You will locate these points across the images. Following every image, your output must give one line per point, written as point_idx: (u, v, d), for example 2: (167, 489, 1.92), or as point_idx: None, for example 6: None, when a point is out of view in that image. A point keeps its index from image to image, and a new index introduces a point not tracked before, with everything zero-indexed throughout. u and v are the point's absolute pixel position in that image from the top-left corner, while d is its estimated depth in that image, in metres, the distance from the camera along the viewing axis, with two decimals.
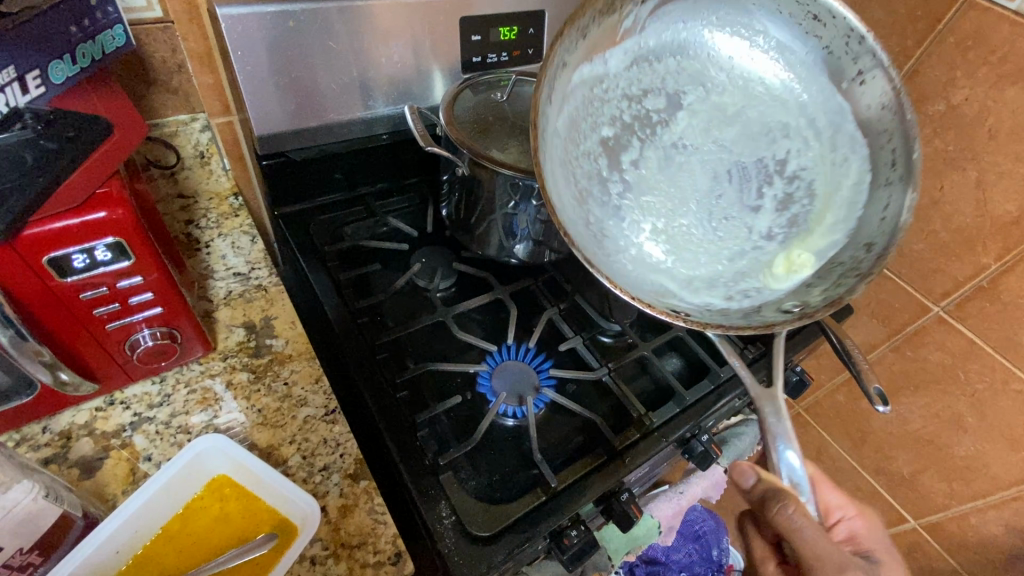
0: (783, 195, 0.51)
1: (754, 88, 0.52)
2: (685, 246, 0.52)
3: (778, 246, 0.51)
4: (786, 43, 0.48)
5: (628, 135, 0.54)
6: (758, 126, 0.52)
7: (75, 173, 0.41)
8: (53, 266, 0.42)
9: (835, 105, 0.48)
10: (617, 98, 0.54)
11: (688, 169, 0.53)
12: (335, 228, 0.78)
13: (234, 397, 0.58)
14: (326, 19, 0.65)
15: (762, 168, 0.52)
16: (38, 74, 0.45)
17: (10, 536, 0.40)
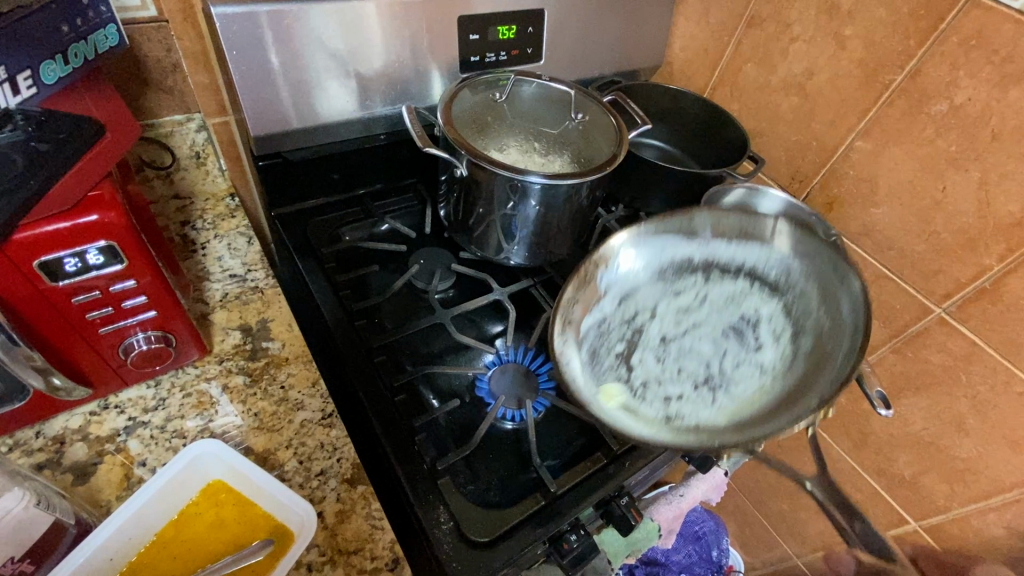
0: (766, 331, 0.59)
1: (700, 277, 0.62)
2: (728, 407, 0.54)
3: (788, 368, 0.56)
4: (705, 242, 0.62)
5: (633, 346, 0.60)
6: (722, 306, 0.61)
7: (67, 176, 0.40)
8: (44, 270, 0.41)
9: (772, 257, 0.61)
10: (610, 323, 0.60)
11: (690, 347, 0.60)
12: (332, 229, 0.77)
13: (230, 401, 0.57)
14: (322, 18, 0.64)
15: (739, 324, 0.60)
16: (30, 75, 0.45)
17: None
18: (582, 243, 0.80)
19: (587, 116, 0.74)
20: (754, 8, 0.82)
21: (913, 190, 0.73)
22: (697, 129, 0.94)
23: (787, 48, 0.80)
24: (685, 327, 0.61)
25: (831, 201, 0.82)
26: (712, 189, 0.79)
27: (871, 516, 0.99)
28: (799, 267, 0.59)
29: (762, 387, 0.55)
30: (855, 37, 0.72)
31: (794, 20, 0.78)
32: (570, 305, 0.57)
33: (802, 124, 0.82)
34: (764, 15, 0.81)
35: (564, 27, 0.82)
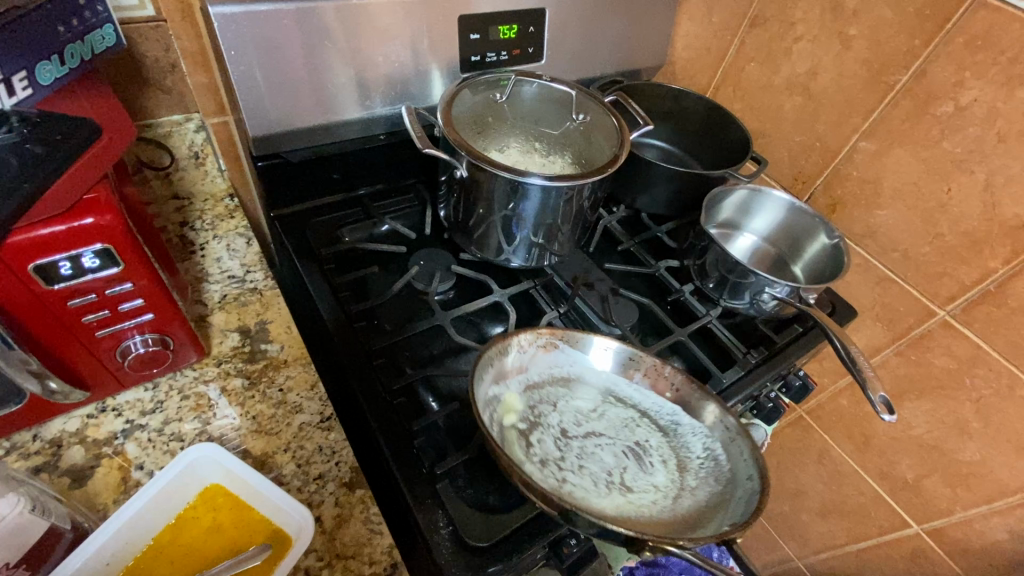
0: (658, 460, 0.58)
1: (604, 395, 0.63)
2: (623, 517, 0.52)
3: (681, 495, 0.55)
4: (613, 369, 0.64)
5: (530, 434, 0.57)
6: (619, 424, 0.61)
7: (62, 179, 0.40)
8: (40, 273, 0.41)
9: (666, 407, 0.62)
10: (511, 406, 0.58)
11: (587, 452, 0.57)
12: (332, 230, 0.77)
13: (229, 403, 0.57)
14: (321, 18, 0.63)
15: (638, 448, 0.59)
16: (25, 76, 0.44)
17: None
18: (583, 244, 0.80)
19: (589, 118, 0.73)
20: (758, 7, 0.82)
21: (917, 192, 0.72)
22: (698, 130, 0.93)
23: (791, 48, 0.80)
24: (582, 429, 0.59)
25: (834, 203, 0.81)
26: (715, 190, 0.78)
27: (872, 519, 0.99)
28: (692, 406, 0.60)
29: (659, 504, 0.54)
30: (860, 37, 0.72)
31: (798, 20, 0.77)
32: (486, 367, 0.55)
33: (806, 124, 0.81)
34: (768, 14, 0.81)
35: (566, 27, 0.81)
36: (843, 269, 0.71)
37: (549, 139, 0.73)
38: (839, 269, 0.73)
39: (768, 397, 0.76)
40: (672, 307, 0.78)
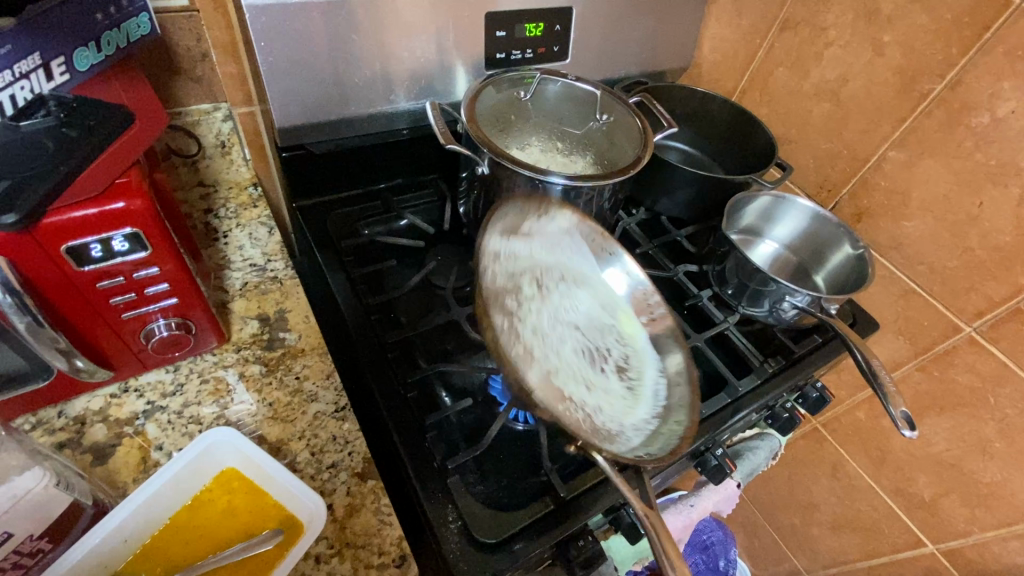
0: (616, 368, 0.63)
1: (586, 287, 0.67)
2: (573, 387, 0.60)
3: (607, 394, 0.61)
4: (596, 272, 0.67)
5: (518, 292, 0.65)
6: (575, 303, 0.67)
7: (94, 163, 0.41)
8: (71, 255, 0.42)
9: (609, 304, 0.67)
10: (513, 266, 0.66)
11: (554, 322, 0.65)
12: (352, 222, 0.77)
13: (246, 388, 0.58)
14: (351, 12, 0.64)
15: (599, 352, 0.64)
16: (64, 62, 0.46)
17: (21, 522, 0.40)
18: None
19: (612, 118, 0.72)
20: (789, 11, 0.80)
21: (947, 204, 0.70)
22: (722, 133, 0.92)
23: (821, 53, 0.78)
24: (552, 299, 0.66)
25: (860, 212, 0.80)
26: (737, 195, 0.77)
27: (886, 537, 0.97)
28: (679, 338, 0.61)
29: (590, 408, 0.57)
30: (894, 43, 0.70)
31: (830, 25, 0.76)
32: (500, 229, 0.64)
33: (833, 132, 0.80)
34: (799, 18, 0.79)
35: (593, 27, 0.81)
36: (867, 280, 0.70)
37: (571, 139, 0.72)
38: (863, 280, 0.71)
39: (783, 406, 0.76)
40: (689, 312, 0.77)
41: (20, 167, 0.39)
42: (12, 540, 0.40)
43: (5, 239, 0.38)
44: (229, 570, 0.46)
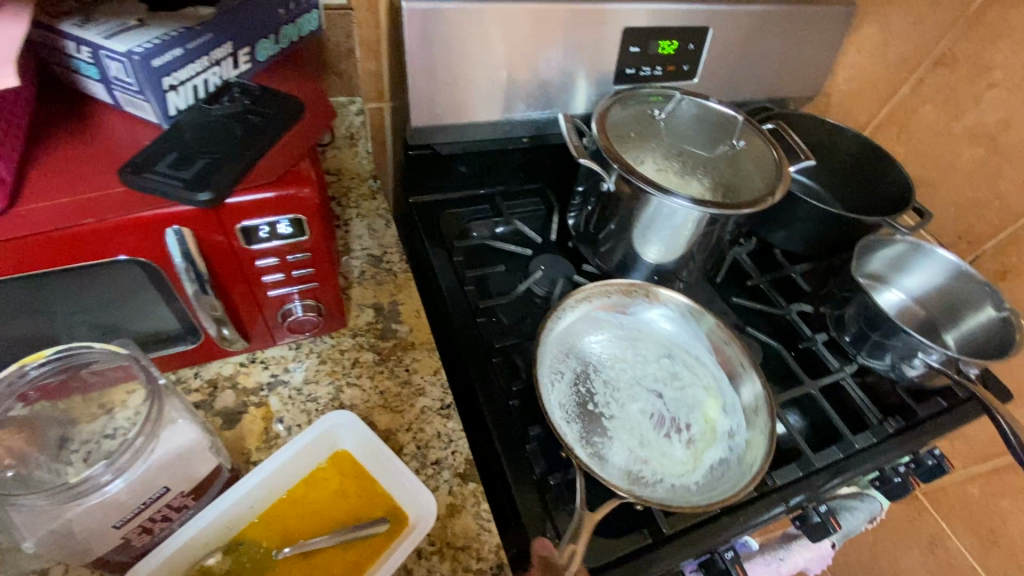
0: (686, 440, 0.61)
1: (669, 357, 0.67)
2: (627, 442, 0.59)
3: (665, 459, 0.59)
4: (687, 342, 0.68)
5: (596, 346, 0.66)
6: (661, 364, 0.66)
7: (272, 151, 0.44)
8: (242, 233, 0.44)
9: (692, 378, 0.66)
10: (598, 321, 0.67)
11: (630, 378, 0.64)
12: (462, 224, 0.78)
13: (359, 374, 0.60)
14: (497, 19, 0.66)
15: (671, 421, 0.62)
16: (248, 52, 0.49)
17: (175, 480, 0.42)
18: (710, 274, 0.77)
19: (741, 146, 0.70)
20: (945, 46, 0.75)
21: None
22: (848, 173, 0.87)
23: (982, 94, 0.73)
24: (630, 357, 0.66)
25: (1006, 270, 0.77)
26: (866, 239, 0.74)
27: None
28: (766, 435, 0.58)
29: (633, 457, 0.58)
30: None
31: (998, 64, 0.71)
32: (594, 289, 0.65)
33: (986, 179, 0.75)
34: (958, 55, 0.74)
35: (726, 48, 0.79)
36: (1013, 347, 0.64)
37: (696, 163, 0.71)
38: (1007, 346, 0.65)
39: (894, 470, 0.69)
40: (799, 354, 0.73)
41: (212, 148, 0.42)
42: (165, 495, 0.41)
43: (193, 214, 0.41)
44: (336, 552, 0.47)
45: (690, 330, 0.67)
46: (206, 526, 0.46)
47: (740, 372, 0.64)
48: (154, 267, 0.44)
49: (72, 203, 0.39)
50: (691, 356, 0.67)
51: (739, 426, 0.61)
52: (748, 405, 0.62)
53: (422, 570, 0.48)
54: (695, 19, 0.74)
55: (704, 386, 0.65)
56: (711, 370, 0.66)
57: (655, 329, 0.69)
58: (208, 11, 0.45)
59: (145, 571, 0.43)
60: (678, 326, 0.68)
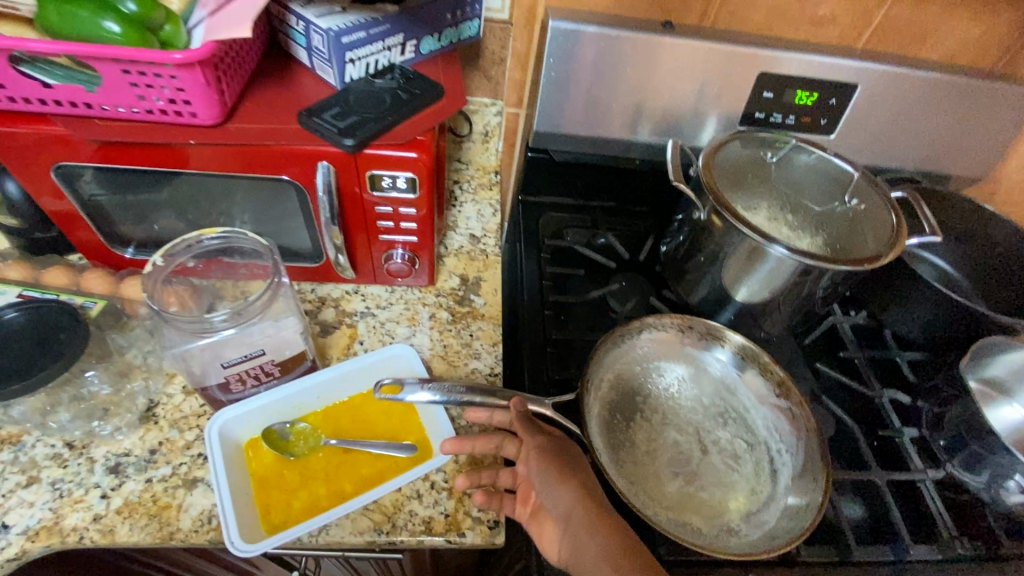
0: (689, 494, 0.56)
1: (739, 437, 0.61)
2: (638, 441, 0.59)
3: (660, 477, 0.57)
4: (771, 443, 0.61)
5: (682, 370, 0.64)
6: (734, 435, 0.61)
7: (406, 121, 0.54)
8: (370, 181, 0.55)
9: (745, 471, 0.59)
10: (700, 354, 0.65)
11: (693, 417, 0.62)
12: (558, 227, 0.84)
13: (431, 327, 0.69)
14: (635, 47, 0.71)
15: (693, 471, 0.58)
16: (415, 44, 0.61)
17: (271, 348, 0.53)
18: (797, 331, 0.73)
19: (864, 208, 0.67)
20: None
21: None
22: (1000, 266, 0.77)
23: None
24: (708, 403, 0.63)
25: None
26: (991, 338, 0.68)
27: None
28: (755, 552, 0.51)
29: (631, 454, 0.58)
30: None
31: None
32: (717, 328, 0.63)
33: None
34: None
35: (873, 109, 0.76)
36: None
37: (806, 214, 0.69)
38: None
39: None
40: (879, 443, 0.65)
41: (366, 109, 0.54)
42: (263, 356, 0.53)
43: (338, 156, 0.52)
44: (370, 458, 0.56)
45: (790, 448, 0.60)
46: (283, 399, 0.57)
47: (800, 505, 0.55)
48: (302, 191, 0.55)
49: (259, 127, 0.51)
50: (768, 466, 0.59)
51: (745, 535, 0.54)
52: (778, 527, 0.54)
53: (430, 498, 0.54)
54: (841, 74, 0.72)
55: (752, 486, 0.58)
56: (771, 477, 0.58)
57: (750, 415, 0.62)
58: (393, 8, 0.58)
59: (234, 412, 0.56)
60: (779, 433, 0.61)
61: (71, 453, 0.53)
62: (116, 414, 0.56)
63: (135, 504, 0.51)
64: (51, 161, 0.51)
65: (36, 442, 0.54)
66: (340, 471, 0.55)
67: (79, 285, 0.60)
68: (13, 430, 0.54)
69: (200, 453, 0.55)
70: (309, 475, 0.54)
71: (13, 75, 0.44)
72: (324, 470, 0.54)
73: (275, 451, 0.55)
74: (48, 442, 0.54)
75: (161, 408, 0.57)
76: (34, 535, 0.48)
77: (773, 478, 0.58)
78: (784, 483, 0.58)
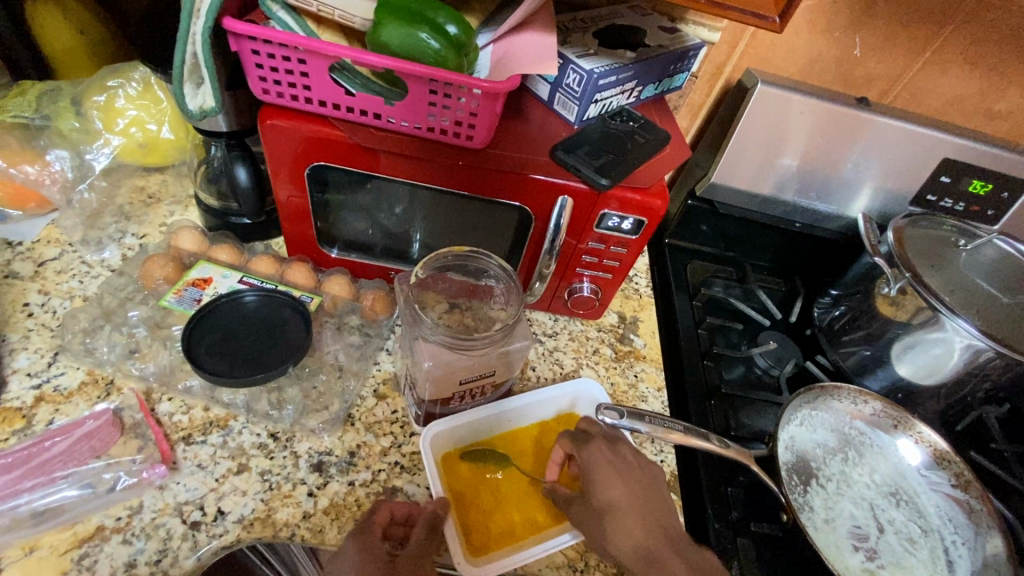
0: (872, 569, 0.56)
1: (911, 518, 0.61)
2: (816, 507, 0.59)
3: (840, 546, 0.57)
4: (943, 530, 0.61)
5: (849, 441, 0.65)
6: (904, 514, 0.61)
7: (646, 167, 0.56)
8: (599, 218, 0.56)
9: (922, 554, 0.59)
10: (866, 428, 0.66)
11: (863, 490, 0.62)
12: (707, 276, 0.85)
13: (597, 362, 0.69)
14: (827, 117, 0.73)
15: (871, 545, 0.58)
16: (640, 90, 0.62)
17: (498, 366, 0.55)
18: (949, 416, 0.74)
19: None
20: None
21: None
22: None
23: None
24: (877, 478, 0.63)
25: None
26: None
27: None
28: None
29: (812, 519, 0.58)
30: None
31: None
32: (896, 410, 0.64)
33: None
34: None
35: None
36: None
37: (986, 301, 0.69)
38: None
39: None
40: None
41: (611, 150, 0.55)
42: (491, 377, 0.55)
43: (583, 191, 0.54)
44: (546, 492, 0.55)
45: (967, 542, 0.60)
46: (482, 418, 0.57)
47: None
48: (527, 217, 0.57)
49: (513, 155, 0.53)
50: (944, 555, 0.59)
51: None
52: None
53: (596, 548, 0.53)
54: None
55: (932, 573, 0.58)
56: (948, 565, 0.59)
57: (920, 500, 0.63)
58: (632, 56, 0.59)
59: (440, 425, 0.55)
60: (953, 523, 0.61)
61: (276, 444, 0.54)
62: (318, 410, 0.56)
63: (341, 506, 0.51)
64: (309, 160, 0.53)
65: (242, 428, 0.54)
66: (534, 501, 0.55)
67: (284, 276, 0.60)
68: (220, 413, 0.54)
69: (397, 461, 0.55)
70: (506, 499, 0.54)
71: (323, 79, 0.47)
72: (518, 497, 0.55)
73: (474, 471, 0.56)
74: (253, 430, 0.54)
75: (357, 411, 0.57)
76: (249, 524, 0.48)
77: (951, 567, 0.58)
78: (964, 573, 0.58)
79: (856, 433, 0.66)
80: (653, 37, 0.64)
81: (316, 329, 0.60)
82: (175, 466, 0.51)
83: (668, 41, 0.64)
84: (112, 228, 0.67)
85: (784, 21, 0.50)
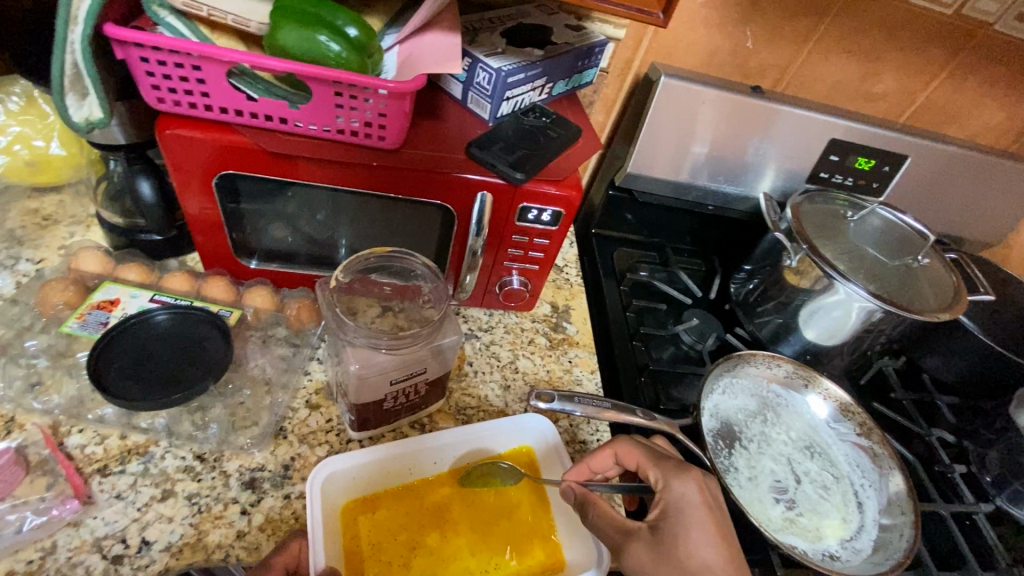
0: (791, 516, 0.61)
1: (825, 467, 0.67)
2: (740, 466, 0.64)
3: (763, 499, 0.62)
4: (853, 476, 0.67)
5: (766, 403, 0.71)
6: (817, 464, 0.67)
7: (559, 160, 0.57)
8: (519, 212, 0.57)
9: (836, 499, 0.64)
10: (781, 390, 0.72)
11: (780, 447, 0.67)
12: (632, 262, 0.89)
13: (532, 352, 0.71)
14: (728, 106, 0.78)
15: (789, 496, 0.63)
16: (551, 86, 0.65)
17: (431, 363, 0.55)
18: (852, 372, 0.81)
19: (927, 263, 0.75)
20: None
21: None
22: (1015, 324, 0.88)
23: None
24: (792, 434, 0.69)
25: None
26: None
27: None
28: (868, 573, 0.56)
29: (736, 476, 0.63)
30: None
31: None
32: (806, 371, 0.70)
33: None
34: None
35: (917, 178, 0.86)
36: None
37: None
38: None
39: None
40: (934, 478, 0.73)
41: (526, 145, 0.57)
42: (421, 374, 0.55)
43: (499, 186, 0.55)
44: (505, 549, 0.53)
45: (873, 484, 0.66)
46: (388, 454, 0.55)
47: (891, 534, 0.61)
48: (449, 215, 0.58)
49: (429, 154, 0.54)
50: (854, 498, 0.65)
51: (846, 559, 0.59)
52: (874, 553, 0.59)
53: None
54: (897, 146, 0.82)
55: (844, 515, 0.63)
56: (858, 506, 0.64)
57: (831, 450, 0.69)
58: (540, 54, 0.62)
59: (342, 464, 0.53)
60: (860, 468, 0.67)
61: (203, 466, 0.52)
62: (248, 426, 0.54)
63: (277, 521, 0.50)
64: (216, 170, 0.51)
65: (164, 453, 0.52)
66: (471, 562, 0.52)
67: (200, 291, 0.58)
68: (139, 440, 0.52)
69: None
70: (435, 559, 0.52)
71: (223, 87, 0.46)
72: (465, 552, 0.53)
73: (380, 534, 0.52)
74: (177, 454, 0.52)
75: (289, 423, 0.56)
76: (177, 552, 0.47)
77: (860, 506, 0.64)
78: (871, 512, 0.64)
79: (773, 395, 0.71)
80: (560, 35, 0.67)
81: (239, 343, 0.58)
82: (90, 501, 0.48)
83: (574, 39, 0.67)
84: (2, 255, 0.62)
85: (668, 16, 0.54)
